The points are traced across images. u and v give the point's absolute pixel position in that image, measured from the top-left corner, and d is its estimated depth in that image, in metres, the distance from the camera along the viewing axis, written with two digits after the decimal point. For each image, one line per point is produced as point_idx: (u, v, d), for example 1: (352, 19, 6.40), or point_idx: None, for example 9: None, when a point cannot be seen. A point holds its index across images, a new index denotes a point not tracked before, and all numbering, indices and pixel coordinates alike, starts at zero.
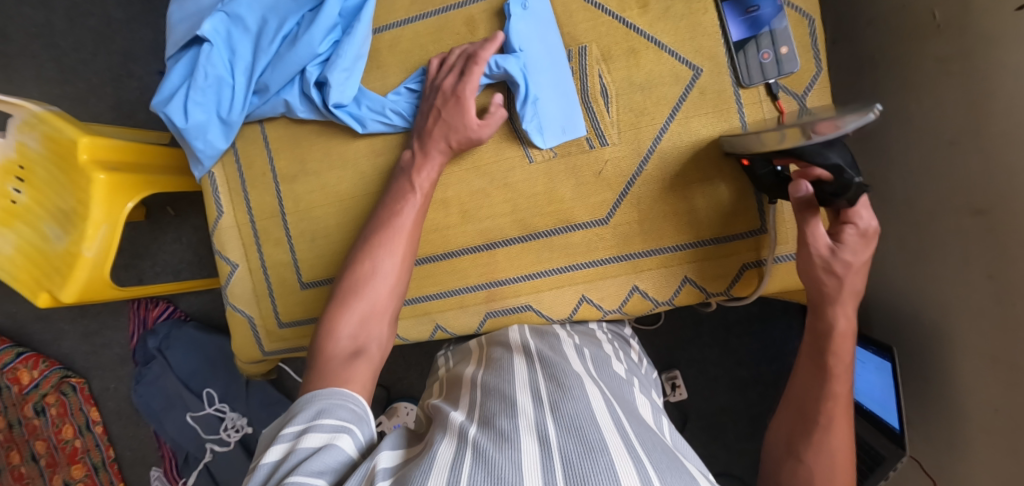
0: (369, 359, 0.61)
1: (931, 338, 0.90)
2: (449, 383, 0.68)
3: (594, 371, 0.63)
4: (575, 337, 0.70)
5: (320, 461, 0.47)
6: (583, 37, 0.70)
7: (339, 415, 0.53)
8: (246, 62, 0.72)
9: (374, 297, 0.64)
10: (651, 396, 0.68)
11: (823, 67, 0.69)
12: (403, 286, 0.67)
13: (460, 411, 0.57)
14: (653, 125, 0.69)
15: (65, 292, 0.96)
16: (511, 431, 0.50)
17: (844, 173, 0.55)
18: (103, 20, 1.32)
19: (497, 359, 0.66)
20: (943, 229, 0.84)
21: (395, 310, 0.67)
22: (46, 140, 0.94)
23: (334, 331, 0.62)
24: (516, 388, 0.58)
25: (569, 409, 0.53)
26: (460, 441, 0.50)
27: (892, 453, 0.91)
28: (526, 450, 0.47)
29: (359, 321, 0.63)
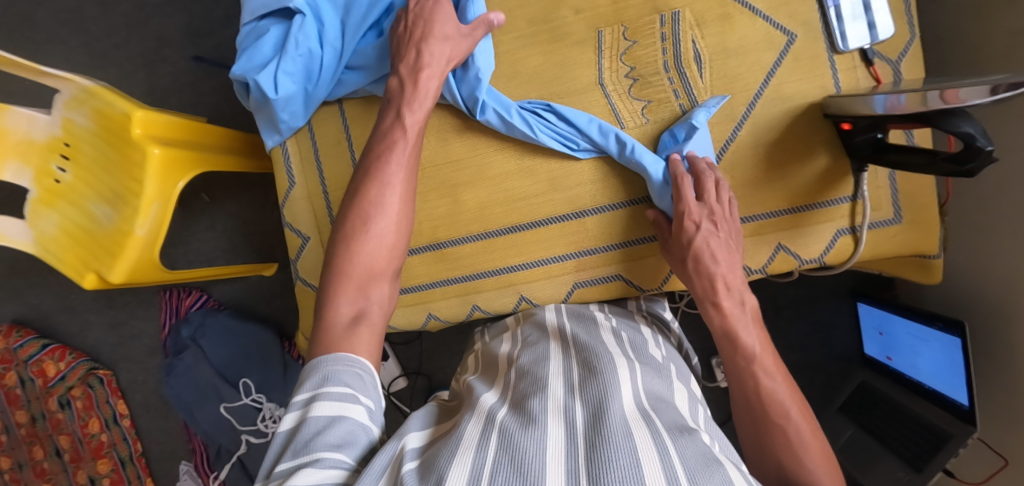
0: (372, 327, 0.58)
1: (999, 314, 0.88)
2: (484, 361, 0.70)
3: (629, 354, 0.63)
4: (614, 320, 0.71)
5: (333, 435, 0.47)
6: (675, 2, 0.69)
7: (346, 380, 0.51)
8: (339, 35, 0.70)
9: (368, 262, 0.61)
10: (692, 387, 0.66)
11: (916, 33, 0.68)
12: (400, 241, 0.64)
13: (492, 393, 0.58)
14: (747, 90, 0.69)
15: (113, 273, 0.92)
16: (540, 413, 0.50)
17: (975, 141, 0.52)
18: (136, 4, 1.28)
19: (532, 339, 0.67)
20: (1014, 201, 0.82)
21: (394, 269, 0.63)
22: (97, 115, 0.90)
23: (334, 300, 0.58)
24: (549, 371, 0.58)
25: (596, 391, 0.53)
26: (488, 421, 0.51)
27: (962, 430, 0.91)
28: (551, 434, 0.47)
29: (357, 284, 0.59)
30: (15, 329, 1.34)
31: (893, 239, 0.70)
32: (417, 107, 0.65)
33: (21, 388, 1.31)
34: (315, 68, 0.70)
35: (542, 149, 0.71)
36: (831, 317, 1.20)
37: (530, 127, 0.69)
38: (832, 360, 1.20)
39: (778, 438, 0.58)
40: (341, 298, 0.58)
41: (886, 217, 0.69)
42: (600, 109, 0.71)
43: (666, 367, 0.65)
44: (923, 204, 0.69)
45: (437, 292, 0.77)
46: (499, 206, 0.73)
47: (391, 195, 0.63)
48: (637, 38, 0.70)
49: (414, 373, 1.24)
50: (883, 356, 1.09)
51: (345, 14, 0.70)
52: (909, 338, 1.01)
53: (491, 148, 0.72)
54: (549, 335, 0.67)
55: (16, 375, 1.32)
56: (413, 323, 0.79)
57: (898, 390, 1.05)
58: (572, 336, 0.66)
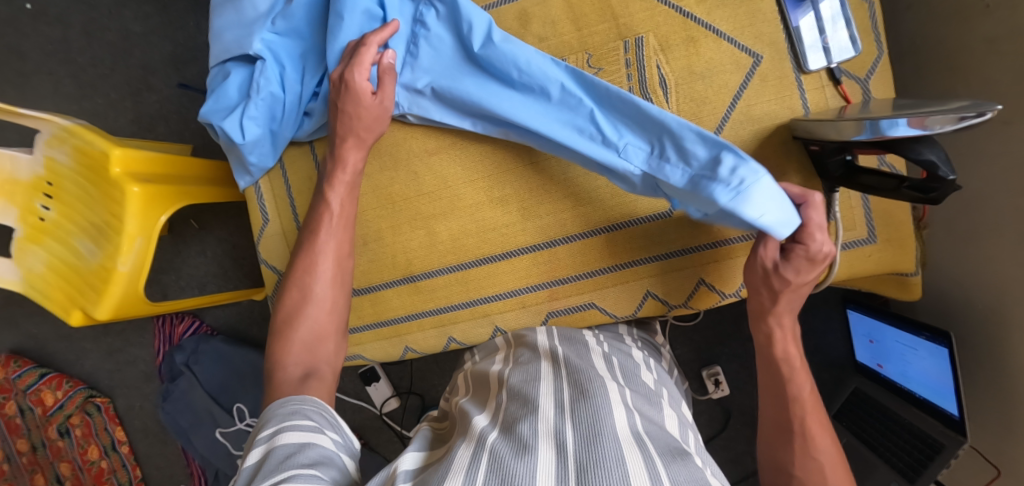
0: (323, 381, 0.63)
1: (982, 321, 0.87)
2: (474, 382, 0.69)
3: (619, 379, 0.62)
4: (604, 345, 0.69)
5: (303, 456, 0.47)
6: (639, 27, 0.69)
7: (311, 416, 0.54)
8: (299, 79, 0.72)
9: (314, 324, 0.65)
10: (683, 410, 0.65)
11: (884, 50, 0.67)
12: (342, 302, 0.68)
13: (483, 415, 0.57)
14: (714, 114, 0.68)
15: (99, 309, 0.93)
16: (530, 437, 0.49)
17: (938, 171, 0.52)
18: (120, 34, 1.29)
19: (524, 359, 0.66)
20: (998, 208, 0.81)
21: (338, 329, 0.67)
22: (77, 153, 0.91)
23: (283, 360, 0.63)
24: (541, 392, 0.57)
25: (587, 415, 0.53)
26: (479, 444, 0.50)
27: (952, 441, 0.89)
28: (542, 459, 0.46)
29: (304, 348, 0.64)
30: (12, 359, 1.36)
31: (871, 258, 0.69)
32: (346, 171, 0.69)
33: (21, 417, 1.33)
34: (279, 110, 0.72)
35: (511, 179, 0.71)
36: (822, 324, 1.19)
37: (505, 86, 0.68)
38: (824, 368, 1.19)
39: (808, 467, 0.61)
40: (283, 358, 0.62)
41: (859, 238, 0.69)
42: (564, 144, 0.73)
43: (658, 393, 0.64)
44: (898, 222, 0.68)
45: (413, 325, 0.78)
46: (471, 238, 0.73)
47: (328, 257, 0.68)
48: (603, 65, 0.70)
49: (406, 393, 1.24)
50: (873, 364, 1.07)
51: (304, 57, 0.72)
52: (898, 347, 0.99)
53: (461, 180, 0.73)
54: (540, 357, 0.65)
55: (16, 404, 1.34)
56: (391, 356, 0.81)
57: (890, 399, 1.04)
58: (565, 358, 0.65)
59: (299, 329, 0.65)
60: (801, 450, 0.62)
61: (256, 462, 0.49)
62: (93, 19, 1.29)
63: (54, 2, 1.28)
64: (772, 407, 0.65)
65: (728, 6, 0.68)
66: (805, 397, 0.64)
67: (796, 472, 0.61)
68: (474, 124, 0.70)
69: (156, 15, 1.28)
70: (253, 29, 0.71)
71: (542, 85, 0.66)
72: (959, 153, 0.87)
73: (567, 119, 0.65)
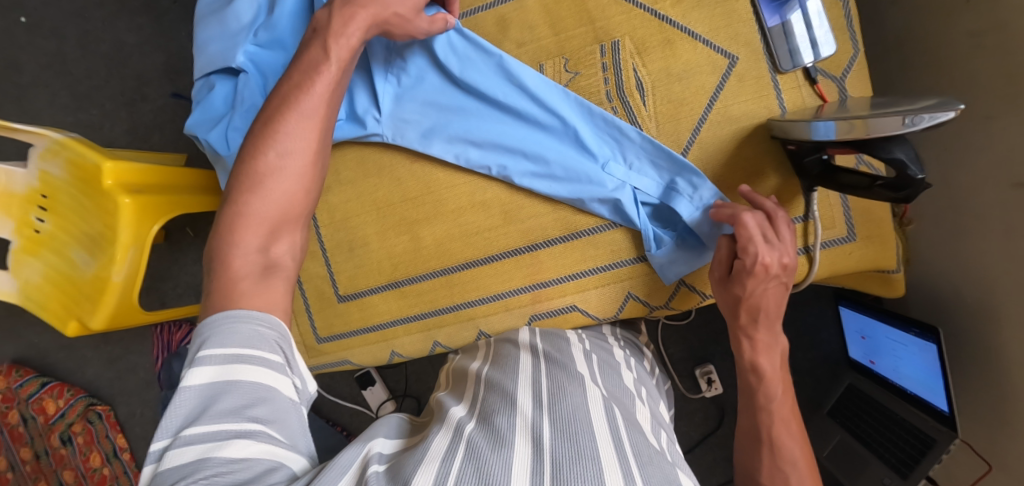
0: (282, 275, 0.58)
1: (971, 315, 0.87)
2: (454, 377, 0.70)
3: (598, 376, 0.62)
4: (586, 342, 0.70)
5: (265, 408, 0.49)
6: (616, 31, 0.69)
7: (271, 345, 0.52)
8: None
9: (281, 201, 0.59)
10: (660, 410, 0.66)
11: (860, 48, 0.67)
12: (316, 181, 0.62)
13: (461, 406, 0.58)
14: (692, 115, 0.69)
15: (94, 319, 0.94)
16: (507, 430, 0.50)
17: (907, 171, 0.53)
18: (114, 45, 1.30)
19: (504, 354, 0.67)
20: (984, 203, 0.81)
21: (304, 215, 0.62)
22: (71, 166, 0.92)
23: (240, 239, 0.56)
24: (519, 386, 0.58)
25: (565, 412, 0.53)
26: (457, 434, 0.51)
27: (944, 436, 0.89)
28: (518, 453, 0.47)
29: (268, 231, 0.58)
30: (14, 369, 1.37)
31: (852, 256, 0.69)
32: (337, 44, 0.62)
33: (24, 426, 1.35)
34: None
35: (492, 183, 0.72)
36: (814, 321, 1.19)
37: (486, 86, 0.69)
38: (818, 364, 1.19)
39: (778, 474, 0.62)
40: (243, 238, 0.56)
41: (839, 236, 0.69)
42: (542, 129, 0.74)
43: (635, 391, 0.64)
44: (878, 219, 0.69)
45: (400, 330, 0.79)
46: (454, 242, 0.74)
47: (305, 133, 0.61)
48: (580, 69, 0.71)
49: (402, 395, 1.25)
50: (866, 360, 1.07)
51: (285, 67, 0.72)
52: (889, 342, 0.99)
53: (443, 185, 0.74)
54: (521, 352, 0.66)
55: (18, 413, 1.36)
56: (379, 360, 0.82)
57: (883, 395, 1.03)
58: (545, 354, 0.65)
59: (264, 203, 0.58)
60: (771, 459, 0.63)
61: (201, 388, 0.48)
62: (87, 32, 1.30)
63: (48, 15, 1.30)
64: (745, 415, 0.66)
65: (704, 7, 0.68)
66: (776, 406, 0.64)
67: (764, 479, 0.63)
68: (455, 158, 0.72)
69: (149, 26, 1.30)
70: (237, 42, 0.72)
71: (521, 102, 0.69)
72: (944, 148, 0.87)
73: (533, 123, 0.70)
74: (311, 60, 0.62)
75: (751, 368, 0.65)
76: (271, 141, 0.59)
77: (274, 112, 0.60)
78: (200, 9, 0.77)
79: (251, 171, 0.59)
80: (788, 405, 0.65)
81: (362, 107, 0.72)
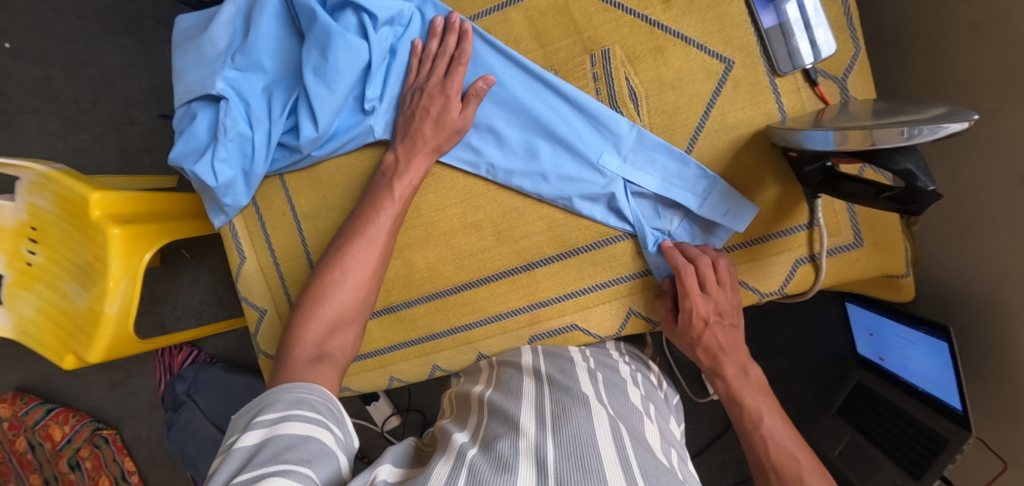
0: (334, 366, 0.63)
1: (981, 312, 0.85)
2: (457, 403, 0.68)
3: (603, 396, 0.60)
4: (590, 361, 0.68)
5: (304, 451, 0.47)
6: (604, 40, 0.67)
7: (317, 407, 0.53)
8: (265, 112, 0.70)
9: (340, 307, 0.65)
10: (669, 427, 0.63)
11: (861, 46, 0.65)
12: (373, 290, 0.67)
13: (463, 433, 0.55)
14: (688, 124, 0.67)
15: (91, 352, 0.92)
16: (510, 455, 0.47)
17: (916, 181, 0.50)
18: (100, 68, 1.28)
19: (506, 378, 0.65)
20: (992, 199, 0.78)
21: (362, 320, 0.67)
22: (58, 199, 0.91)
23: (300, 337, 0.62)
24: (521, 409, 0.56)
25: (568, 434, 0.51)
26: (458, 460, 0.48)
27: (956, 435, 0.88)
28: (522, 478, 0.44)
29: (326, 330, 0.63)
30: (19, 397, 1.36)
31: (858, 262, 0.68)
32: (403, 184, 0.67)
33: (32, 453, 1.35)
34: (249, 149, 0.71)
35: (483, 204, 0.71)
36: (820, 319, 1.17)
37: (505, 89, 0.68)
38: (825, 363, 1.17)
39: None
40: (304, 335, 0.62)
41: (845, 242, 0.67)
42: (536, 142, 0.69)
43: (642, 409, 0.62)
44: (884, 225, 0.67)
45: (397, 355, 0.77)
46: (448, 265, 0.73)
47: (366, 258, 0.66)
48: (570, 80, 0.68)
49: (406, 410, 1.23)
50: (875, 357, 1.05)
51: (268, 90, 0.71)
52: (898, 340, 0.96)
53: (433, 207, 0.72)
54: (523, 375, 0.64)
55: (26, 440, 1.36)
56: (378, 386, 0.80)
57: (894, 394, 1.01)
58: (547, 376, 0.63)
59: (326, 308, 0.64)
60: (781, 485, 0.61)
61: (250, 446, 0.48)
62: (71, 55, 1.28)
63: (31, 40, 1.27)
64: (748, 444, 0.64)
65: (696, 12, 0.65)
66: (769, 424, 0.63)
67: None
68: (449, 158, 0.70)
69: (134, 47, 1.28)
70: (215, 68, 0.70)
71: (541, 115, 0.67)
72: (949, 141, 0.84)
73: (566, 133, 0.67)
74: (381, 189, 0.68)
75: (733, 400, 0.66)
76: (335, 262, 0.66)
77: (346, 235, 0.67)
78: (177, 34, 0.75)
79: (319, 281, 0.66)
80: (787, 428, 0.63)
81: (344, 122, 0.70)
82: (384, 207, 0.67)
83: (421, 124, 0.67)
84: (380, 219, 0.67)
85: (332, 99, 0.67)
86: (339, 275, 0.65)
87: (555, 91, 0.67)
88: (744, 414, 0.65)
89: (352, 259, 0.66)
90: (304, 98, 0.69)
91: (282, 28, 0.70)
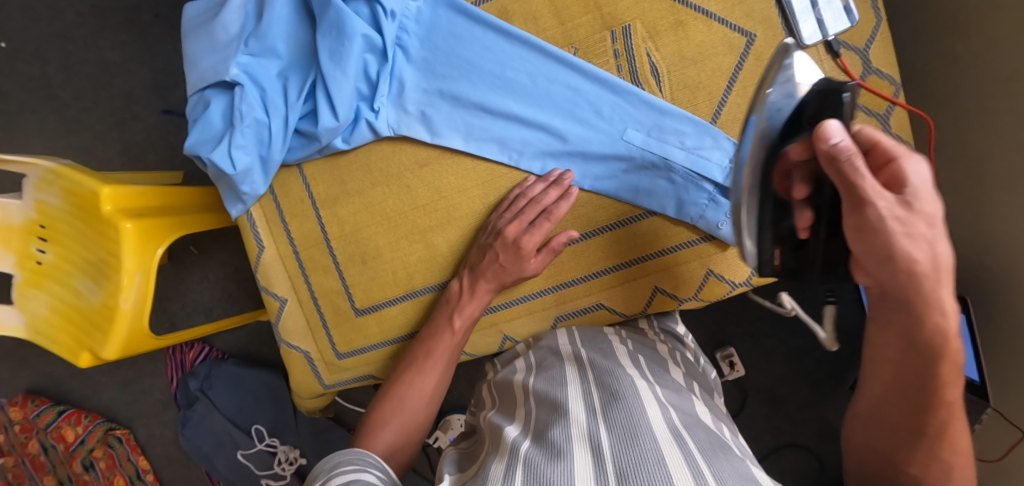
0: None
1: (997, 285, 0.85)
2: (499, 391, 0.67)
3: (647, 375, 0.59)
4: (629, 343, 0.67)
5: None
6: (624, 15, 0.66)
7: (353, 456, 0.55)
8: (282, 98, 0.69)
9: (398, 431, 0.64)
10: (717, 405, 0.62)
11: (882, 16, 0.65)
12: (427, 419, 0.67)
13: (514, 425, 0.54)
14: (711, 99, 0.66)
15: (107, 349, 0.92)
16: (564, 444, 0.46)
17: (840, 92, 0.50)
18: (99, 65, 1.26)
19: (547, 365, 0.64)
20: (1007, 168, 0.79)
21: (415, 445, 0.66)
22: (68, 195, 0.90)
23: None
24: (568, 397, 0.55)
25: (619, 414, 0.49)
26: (512, 457, 0.47)
27: (975, 405, 0.87)
28: (580, 466, 0.43)
29: (383, 452, 0.62)
30: (29, 399, 1.35)
31: None
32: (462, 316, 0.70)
33: (44, 455, 1.33)
34: (266, 136, 0.69)
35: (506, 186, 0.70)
36: (834, 297, 1.17)
37: (529, 70, 0.68)
38: (839, 340, 1.18)
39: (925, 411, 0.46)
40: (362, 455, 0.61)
41: None
42: (557, 121, 0.68)
43: (686, 386, 0.61)
44: None
45: None
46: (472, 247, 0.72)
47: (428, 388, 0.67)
48: (590, 58, 0.68)
49: None
50: None
51: (283, 76, 0.69)
52: None
53: (454, 190, 0.72)
54: (564, 361, 0.64)
55: (38, 442, 1.34)
56: None
57: None
58: (589, 359, 0.62)
59: (384, 431, 0.64)
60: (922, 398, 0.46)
61: None
62: (69, 52, 1.26)
63: (28, 38, 1.25)
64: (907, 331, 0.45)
65: None
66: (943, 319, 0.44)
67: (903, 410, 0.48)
68: (465, 141, 0.70)
69: (133, 42, 1.26)
70: (228, 54, 0.68)
71: (561, 97, 0.68)
72: (964, 112, 0.84)
73: (586, 114, 0.68)
74: (442, 319, 0.70)
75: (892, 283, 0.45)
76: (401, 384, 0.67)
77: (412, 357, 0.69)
78: (187, 22, 0.73)
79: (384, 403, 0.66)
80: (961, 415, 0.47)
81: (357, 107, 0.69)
82: (446, 337, 0.69)
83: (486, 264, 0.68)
84: (442, 348, 0.69)
85: (348, 83, 0.66)
86: (402, 398, 0.66)
87: (574, 69, 0.67)
88: (932, 320, 0.44)
89: (415, 384, 0.67)
90: (322, 81, 0.68)
91: (293, 12, 0.69)
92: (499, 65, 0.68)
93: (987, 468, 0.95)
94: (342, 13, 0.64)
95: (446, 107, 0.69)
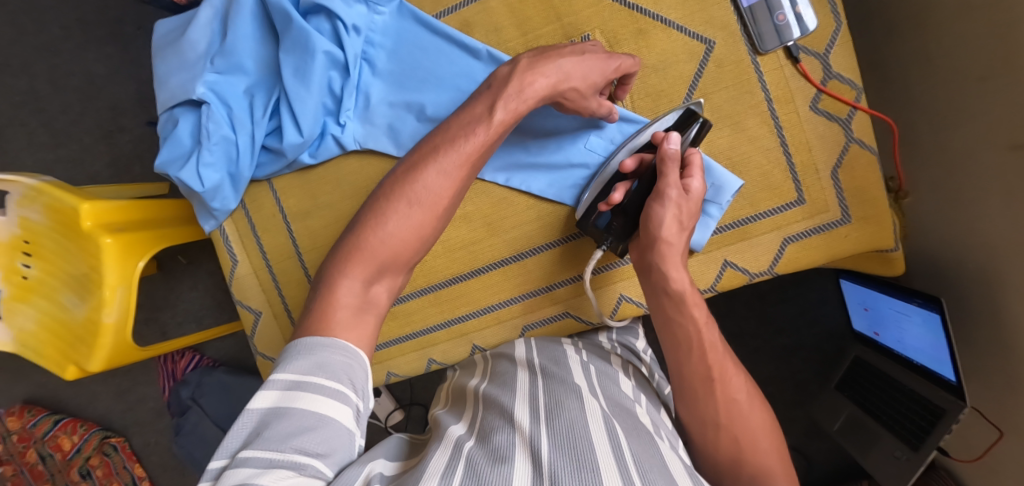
0: (375, 313, 0.57)
1: (973, 285, 0.85)
2: (452, 394, 0.68)
3: (595, 386, 0.59)
4: (584, 353, 0.67)
5: (314, 440, 0.45)
6: (585, 25, 0.67)
7: (337, 364, 0.49)
8: (248, 115, 0.70)
9: (396, 243, 0.57)
10: (661, 418, 0.62)
11: (842, 21, 0.64)
12: (434, 232, 0.60)
13: (459, 425, 0.55)
14: (672, 106, 0.67)
15: (92, 362, 0.93)
16: (507, 448, 0.47)
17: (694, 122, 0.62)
18: (85, 78, 1.27)
19: (500, 372, 0.65)
20: (979, 167, 0.78)
21: (415, 259, 0.60)
22: (49, 211, 0.91)
23: (341, 278, 0.55)
24: (515, 400, 0.55)
25: (564, 423, 0.50)
26: (456, 452, 0.48)
27: (952, 405, 0.86)
28: (518, 469, 0.44)
29: (375, 270, 0.56)
30: (26, 409, 1.37)
31: (848, 238, 0.68)
32: (501, 111, 0.59)
33: (43, 464, 1.36)
34: (234, 153, 0.70)
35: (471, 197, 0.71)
36: (818, 296, 1.17)
37: None
38: (823, 339, 1.18)
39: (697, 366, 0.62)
40: (349, 277, 0.55)
41: (833, 219, 0.67)
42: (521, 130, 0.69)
43: (634, 399, 0.61)
44: (874, 199, 0.66)
45: (394, 350, 0.77)
46: (438, 259, 0.73)
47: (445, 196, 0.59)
48: None
49: (409, 404, 1.24)
50: (871, 332, 1.06)
51: (249, 92, 0.70)
52: (893, 314, 0.95)
53: None
54: (517, 368, 0.64)
55: (36, 451, 1.37)
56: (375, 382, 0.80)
57: (889, 366, 1.01)
58: (542, 367, 0.63)
59: (380, 241, 0.57)
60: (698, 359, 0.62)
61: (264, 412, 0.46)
62: (55, 66, 1.27)
63: (15, 52, 1.26)
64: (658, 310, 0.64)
65: None
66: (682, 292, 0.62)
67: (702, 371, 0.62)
68: None
69: (117, 55, 1.27)
70: (196, 72, 0.69)
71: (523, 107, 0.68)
72: (937, 110, 0.84)
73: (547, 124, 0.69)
74: (478, 110, 0.60)
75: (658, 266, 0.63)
76: (416, 178, 0.58)
77: (429, 151, 0.60)
78: (157, 39, 0.74)
79: (393, 193, 0.58)
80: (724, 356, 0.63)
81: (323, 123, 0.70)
82: (478, 130, 0.59)
83: (541, 71, 0.60)
84: (470, 142, 0.59)
85: (311, 99, 0.67)
86: (412, 196, 0.58)
87: None
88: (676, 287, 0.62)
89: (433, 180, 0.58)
90: (286, 99, 0.69)
91: (259, 29, 0.70)
92: (463, 78, 0.68)
93: (968, 467, 0.95)
94: (304, 30, 0.65)
95: (411, 119, 0.70)
